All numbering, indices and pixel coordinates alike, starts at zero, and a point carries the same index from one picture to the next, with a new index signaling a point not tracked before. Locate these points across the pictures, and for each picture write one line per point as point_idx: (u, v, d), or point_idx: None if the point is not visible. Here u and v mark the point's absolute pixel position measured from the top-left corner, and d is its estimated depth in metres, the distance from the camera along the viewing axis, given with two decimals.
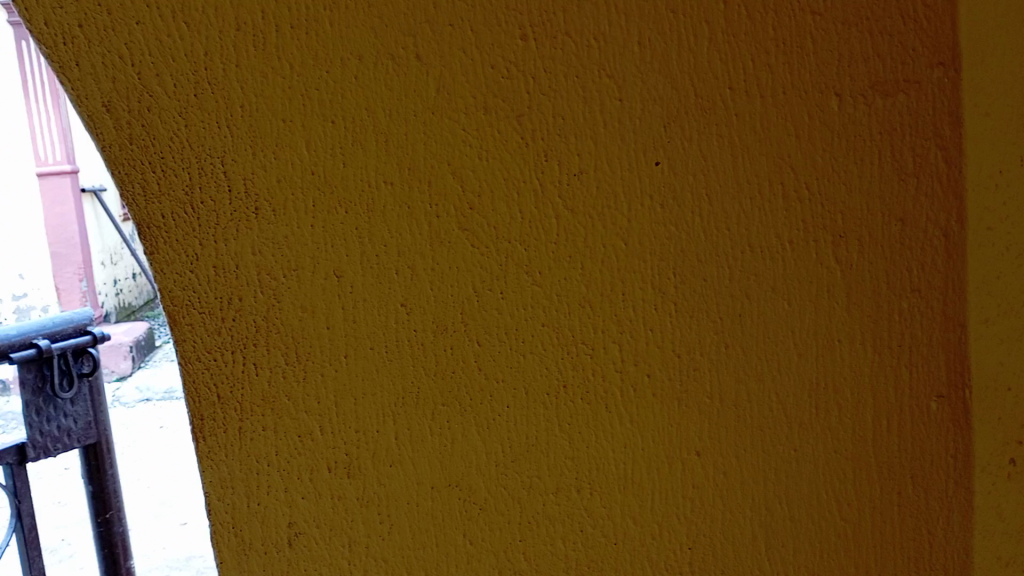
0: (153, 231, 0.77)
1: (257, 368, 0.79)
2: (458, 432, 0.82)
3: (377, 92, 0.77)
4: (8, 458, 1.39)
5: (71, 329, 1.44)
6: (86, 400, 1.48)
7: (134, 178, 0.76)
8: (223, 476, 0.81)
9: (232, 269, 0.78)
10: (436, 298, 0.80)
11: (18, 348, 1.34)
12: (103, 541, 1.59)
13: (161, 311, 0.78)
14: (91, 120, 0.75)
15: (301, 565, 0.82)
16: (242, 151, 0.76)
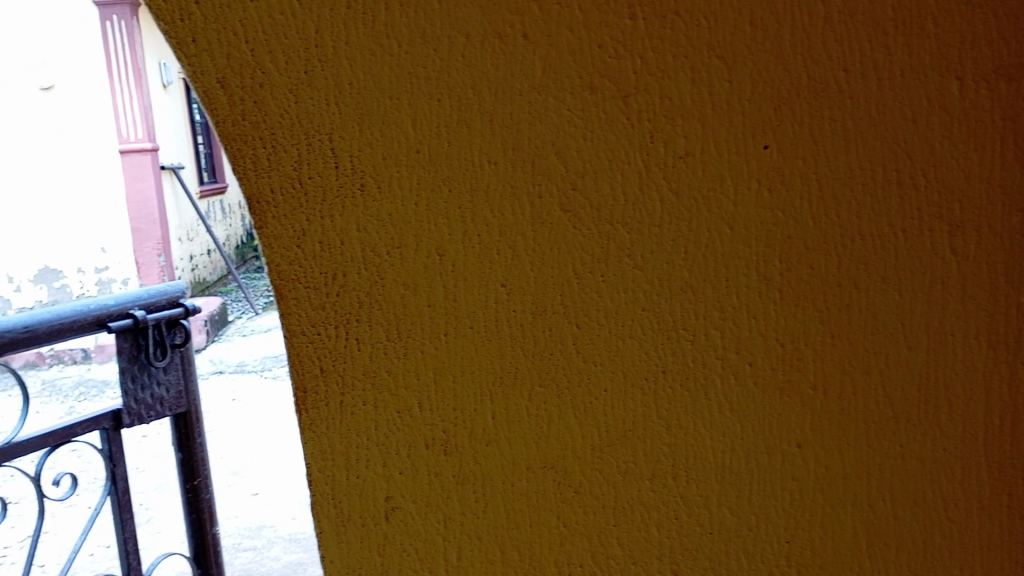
0: (264, 205, 0.78)
1: (360, 342, 0.80)
2: (555, 413, 0.82)
3: (481, 72, 0.76)
4: (104, 422, 1.44)
5: (165, 301, 1.48)
6: (178, 370, 1.53)
7: (245, 152, 0.77)
8: (324, 448, 0.81)
9: (337, 245, 0.78)
10: (537, 279, 0.80)
11: (115, 318, 1.39)
12: (190, 508, 1.62)
13: (269, 284, 0.79)
14: (202, 93, 0.75)
15: (397, 539, 0.83)
16: (350, 130, 0.76)
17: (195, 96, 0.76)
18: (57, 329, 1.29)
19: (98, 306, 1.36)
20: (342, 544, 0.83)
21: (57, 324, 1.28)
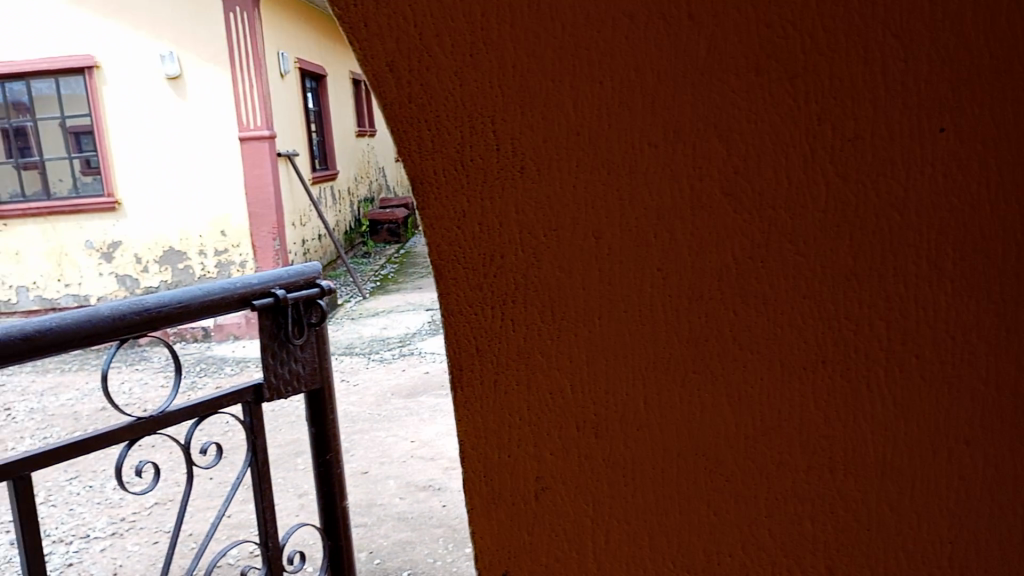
0: (426, 187, 0.78)
1: (514, 324, 0.81)
2: (707, 400, 0.81)
3: (644, 53, 0.74)
4: (247, 397, 1.50)
5: (303, 281, 1.54)
6: (314, 348, 1.59)
7: (410, 135, 0.77)
8: (478, 426, 0.83)
9: (496, 227, 0.79)
10: (695, 265, 0.78)
11: (258, 296, 1.47)
12: (323, 481, 1.68)
13: (429, 265, 0.80)
14: (372, 76, 0.76)
15: (547, 520, 0.84)
16: (511, 113, 0.76)
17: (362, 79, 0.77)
18: (206, 306, 1.39)
19: (243, 284, 1.45)
20: (493, 522, 0.85)
21: (207, 299, 1.39)
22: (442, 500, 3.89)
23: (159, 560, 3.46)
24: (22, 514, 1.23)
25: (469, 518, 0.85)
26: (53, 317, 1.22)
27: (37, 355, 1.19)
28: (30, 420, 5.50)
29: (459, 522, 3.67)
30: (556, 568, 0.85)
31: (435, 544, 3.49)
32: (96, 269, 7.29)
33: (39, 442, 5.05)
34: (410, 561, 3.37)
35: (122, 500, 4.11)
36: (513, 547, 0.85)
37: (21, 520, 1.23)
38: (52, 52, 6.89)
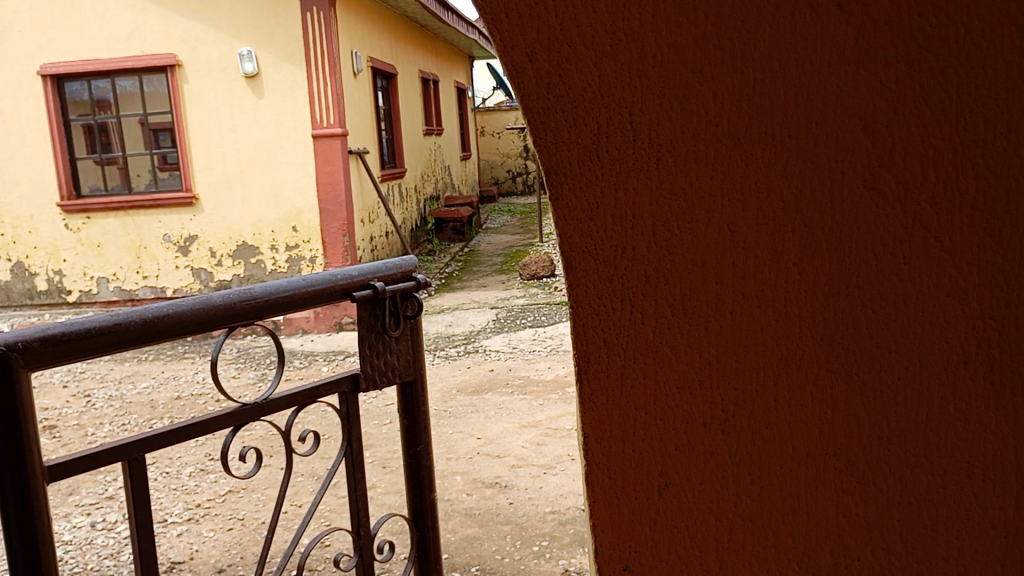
0: (560, 177, 0.79)
1: (643, 317, 0.80)
2: (841, 399, 0.79)
3: (789, 43, 0.74)
4: (345, 385, 1.53)
5: (400, 273, 1.57)
6: (410, 341, 1.60)
7: (547, 125, 0.78)
8: (601, 421, 0.82)
9: (629, 219, 0.79)
10: (830, 260, 0.77)
11: (358, 288, 1.50)
12: (413, 474, 1.66)
13: (559, 254, 0.80)
14: (510, 65, 0.76)
15: (669, 516, 0.83)
16: (648, 103, 0.76)
17: (501, 70, 0.77)
18: (308, 297, 1.43)
19: (344, 275, 1.49)
20: (613, 521, 0.84)
21: (310, 289, 1.43)
22: (508, 497, 3.87)
23: (234, 546, 3.54)
24: (136, 493, 1.27)
25: (589, 515, 0.84)
26: (167, 305, 1.28)
27: (152, 339, 1.25)
28: (109, 407, 5.67)
29: (526, 520, 3.64)
30: (679, 566, 0.84)
31: (503, 541, 3.45)
32: (173, 262, 7.45)
33: (119, 429, 5.19)
34: (477, 557, 3.34)
35: (197, 487, 4.21)
36: (635, 547, 0.84)
37: (134, 499, 1.27)
38: (137, 52, 7.11)
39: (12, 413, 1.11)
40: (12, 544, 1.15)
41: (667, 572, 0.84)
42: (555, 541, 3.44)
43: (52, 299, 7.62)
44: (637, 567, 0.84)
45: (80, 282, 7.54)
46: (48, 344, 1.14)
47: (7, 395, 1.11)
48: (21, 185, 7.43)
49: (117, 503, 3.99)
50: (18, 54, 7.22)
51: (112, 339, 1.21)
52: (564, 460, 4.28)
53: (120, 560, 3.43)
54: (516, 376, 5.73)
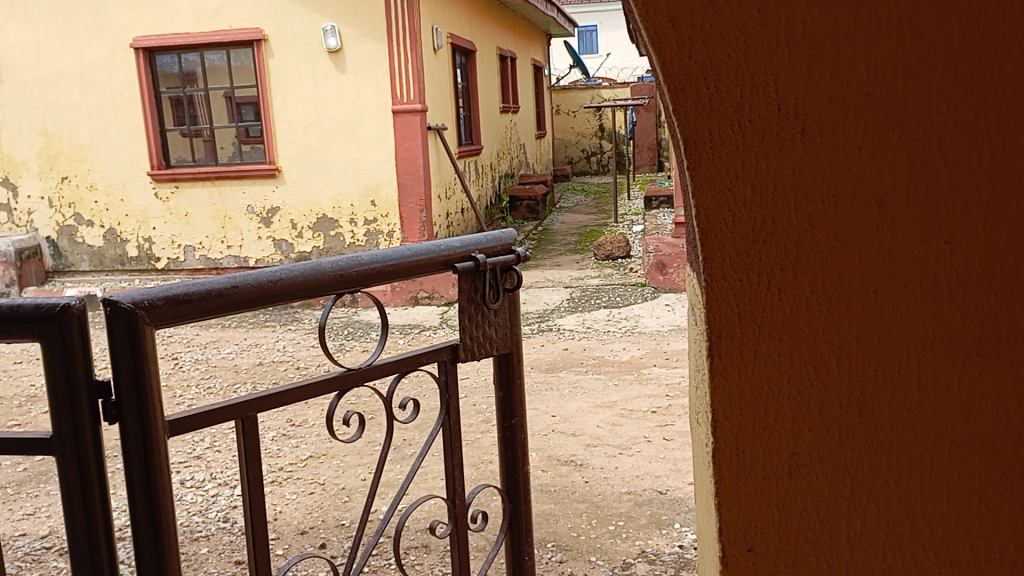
0: (698, 147, 0.76)
1: (781, 293, 0.78)
2: (988, 385, 0.77)
3: (950, 12, 0.71)
4: (444, 355, 1.54)
5: (500, 247, 1.57)
6: (508, 314, 1.61)
7: (686, 92, 0.75)
8: (732, 396, 0.81)
9: (770, 191, 0.76)
10: (985, 239, 0.75)
11: (460, 260, 1.51)
12: (508, 445, 1.66)
13: (695, 227, 0.78)
14: (652, 30, 0.74)
15: (798, 497, 0.82)
16: (797, 71, 0.73)
17: (641, 36, 0.75)
18: (412, 267, 1.45)
19: (447, 246, 1.50)
20: (738, 500, 0.83)
21: (413, 259, 1.44)
22: (584, 476, 3.87)
23: (316, 509, 3.63)
24: (248, 450, 1.32)
25: (714, 493, 0.83)
26: (280, 269, 1.31)
27: (265, 302, 1.29)
28: (195, 371, 5.87)
29: (602, 499, 3.63)
30: (807, 551, 0.83)
31: (579, 519, 3.46)
32: (256, 233, 7.64)
33: (205, 393, 5.36)
34: (553, 533, 3.36)
35: (279, 451, 4.33)
36: (761, 528, 0.83)
37: (245, 455, 1.32)
38: (225, 26, 7.24)
39: (137, 372, 1.18)
40: (134, 497, 1.21)
41: (794, 553, 0.83)
42: (631, 522, 3.43)
43: (142, 266, 7.88)
44: (762, 549, 0.83)
45: (168, 249, 7.78)
46: (171, 303, 1.20)
47: (133, 352, 1.17)
48: (113, 155, 7.65)
49: (205, 463, 4.14)
50: (112, 26, 7.40)
51: (228, 301, 1.25)
52: (640, 441, 4.25)
53: (208, 517, 3.55)
54: (590, 356, 5.71)
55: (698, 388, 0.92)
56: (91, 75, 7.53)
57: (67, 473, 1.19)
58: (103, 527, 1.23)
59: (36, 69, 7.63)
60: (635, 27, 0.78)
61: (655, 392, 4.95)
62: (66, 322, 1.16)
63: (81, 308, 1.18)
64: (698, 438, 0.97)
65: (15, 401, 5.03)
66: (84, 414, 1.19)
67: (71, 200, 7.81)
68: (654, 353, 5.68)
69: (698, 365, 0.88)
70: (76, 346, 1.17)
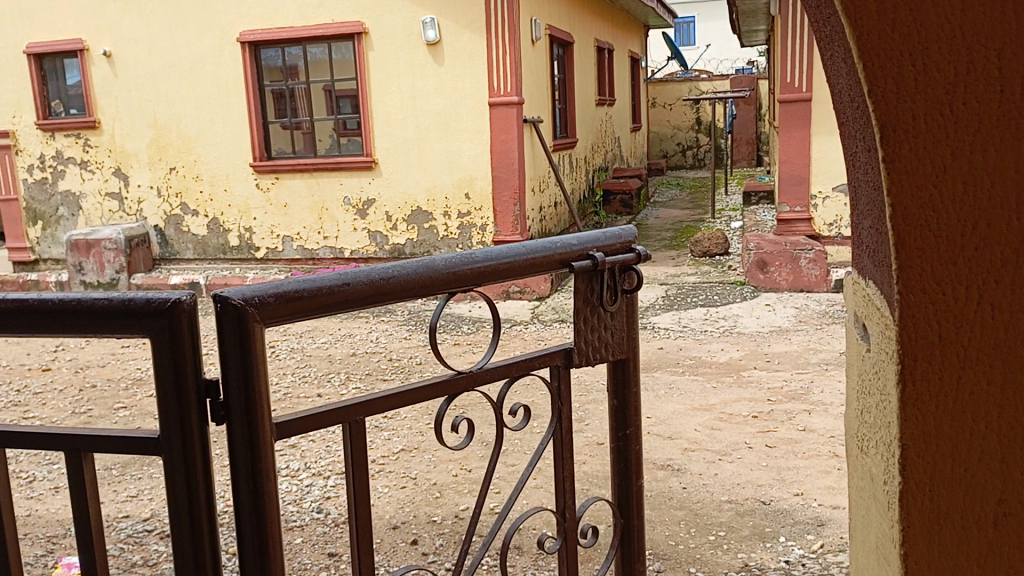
0: (901, 132, 0.87)
1: (993, 310, 0.88)
2: None
3: None
4: (557, 360, 1.45)
5: (620, 244, 1.47)
6: (624, 317, 1.50)
7: (890, 71, 0.86)
8: (932, 395, 0.91)
9: (980, 191, 0.86)
10: None
11: (578, 258, 1.42)
12: (622, 455, 1.55)
13: (893, 217, 0.89)
14: (858, 13, 0.85)
15: (996, 509, 0.92)
16: (1017, 63, 0.84)
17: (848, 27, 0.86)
18: (527, 265, 1.37)
19: (564, 244, 1.40)
20: (925, 513, 0.93)
21: (529, 257, 1.37)
22: (682, 481, 3.72)
23: (407, 504, 3.61)
24: (355, 458, 1.27)
25: (902, 499, 0.93)
26: (393, 265, 1.25)
27: (376, 300, 1.22)
28: (291, 359, 5.96)
29: (702, 507, 3.48)
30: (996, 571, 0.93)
31: (677, 527, 3.32)
32: (352, 224, 7.72)
33: (300, 381, 5.43)
34: (650, 540, 3.23)
35: (371, 444, 4.33)
36: (954, 521, 0.93)
37: (352, 462, 1.27)
38: (327, 20, 7.33)
39: (245, 371, 1.14)
40: (239, 501, 1.17)
41: (981, 562, 0.93)
42: (732, 532, 3.27)
43: (243, 255, 8.08)
44: (954, 544, 0.93)
45: (268, 239, 7.96)
46: (281, 301, 1.15)
47: (241, 349, 1.13)
48: (218, 146, 7.86)
49: (300, 453, 4.17)
50: (219, 20, 7.59)
51: (339, 298, 1.19)
52: (740, 448, 4.07)
53: (303, 507, 3.56)
54: (688, 356, 5.53)
55: (870, 399, 1.03)
56: (199, 68, 7.75)
57: (174, 474, 1.16)
58: (207, 532, 1.19)
59: (148, 63, 7.90)
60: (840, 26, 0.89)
61: (756, 396, 4.74)
62: (177, 317, 1.12)
63: (191, 302, 1.14)
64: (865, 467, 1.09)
65: (122, 385, 5.21)
66: (192, 413, 1.15)
67: (179, 190, 8.07)
68: (755, 355, 5.45)
69: (877, 373, 0.98)
70: (186, 342, 1.13)
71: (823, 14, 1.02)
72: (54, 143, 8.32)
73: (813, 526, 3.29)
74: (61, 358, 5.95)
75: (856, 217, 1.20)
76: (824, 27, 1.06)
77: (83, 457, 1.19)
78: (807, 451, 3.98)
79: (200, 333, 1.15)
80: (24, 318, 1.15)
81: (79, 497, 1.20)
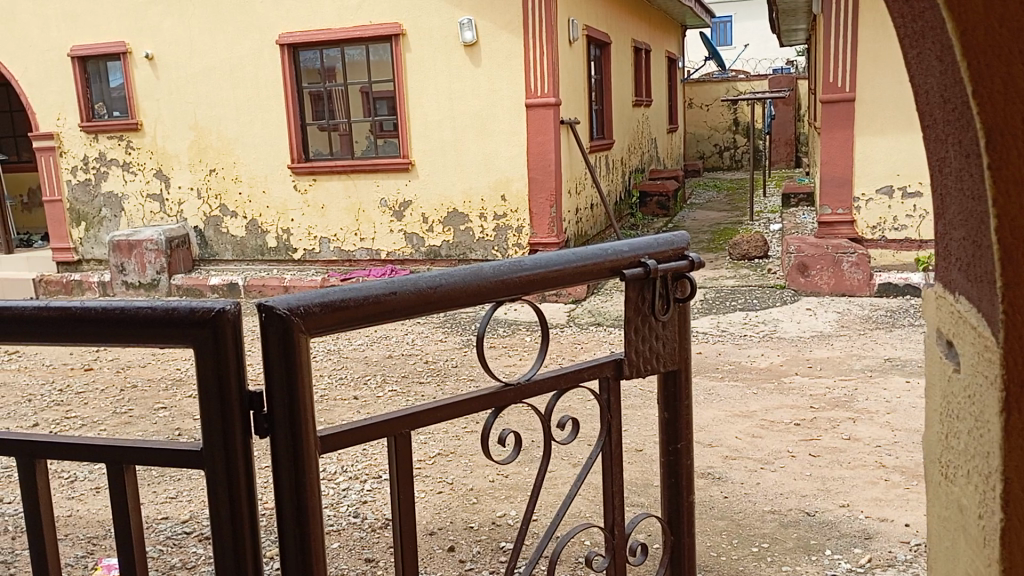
0: (1005, 137, 0.90)
1: None
2: None
3: None
4: (607, 371, 1.41)
5: (672, 251, 1.43)
6: (676, 326, 1.46)
7: (994, 71, 0.89)
8: None
9: None
10: None
11: (628, 266, 1.38)
12: (671, 470, 1.51)
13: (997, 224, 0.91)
14: (966, 15, 0.87)
15: None
16: None
17: (953, 33, 0.89)
18: (578, 272, 1.33)
19: (614, 251, 1.37)
20: None
21: (580, 265, 1.33)
22: (723, 490, 3.65)
23: (444, 509, 3.58)
24: (400, 472, 1.24)
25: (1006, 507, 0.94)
26: (441, 273, 1.22)
27: (426, 310, 1.20)
28: (328, 361, 5.99)
29: (744, 517, 3.41)
30: None
31: (719, 537, 3.25)
32: (388, 226, 7.74)
33: (337, 383, 5.44)
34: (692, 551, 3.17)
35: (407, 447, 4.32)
36: None
37: (397, 476, 1.24)
38: (365, 22, 7.35)
39: (290, 384, 1.12)
40: (283, 516, 1.15)
41: None
42: (776, 544, 3.20)
43: (280, 256, 8.14)
44: None
45: (305, 241, 8.02)
46: (328, 310, 1.12)
47: (286, 361, 1.11)
48: (256, 148, 7.92)
49: (335, 457, 4.16)
50: (258, 23, 7.65)
51: (387, 308, 1.16)
52: (783, 456, 3.98)
53: (340, 512, 3.55)
54: (727, 361, 5.44)
55: (960, 422, 1.05)
56: (239, 71, 7.82)
57: (216, 488, 1.14)
58: (251, 548, 1.17)
59: (189, 65, 7.98)
60: (941, 30, 0.92)
61: (798, 403, 4.65)
62: (221, 327, 1.11)
63: (236, 312, 1.12)
64: (950, 494, 1.12)
65: (162, 385, 5.26)
66: (236, 424, 1.13)
67: (218, 192, 8.15)
68: (796, 360, 5.35)
69: (975, 383, 1.00)
70: (230, 353, 1.11)
71: (913, 31, 1.05)
72: (97, 145, 8.44)
73: (860, 539, 3.21)
74: (104, 358, 6.04)
75: (941, 227, 1.17)
76: (910, 48, 1.09)
77: (125, 469, 1.20)
78: (852, 461, 3.89)
79: (244, 344, 1.13)
80: (69, 327, 1.14)
81: (122, 509, 1.21)
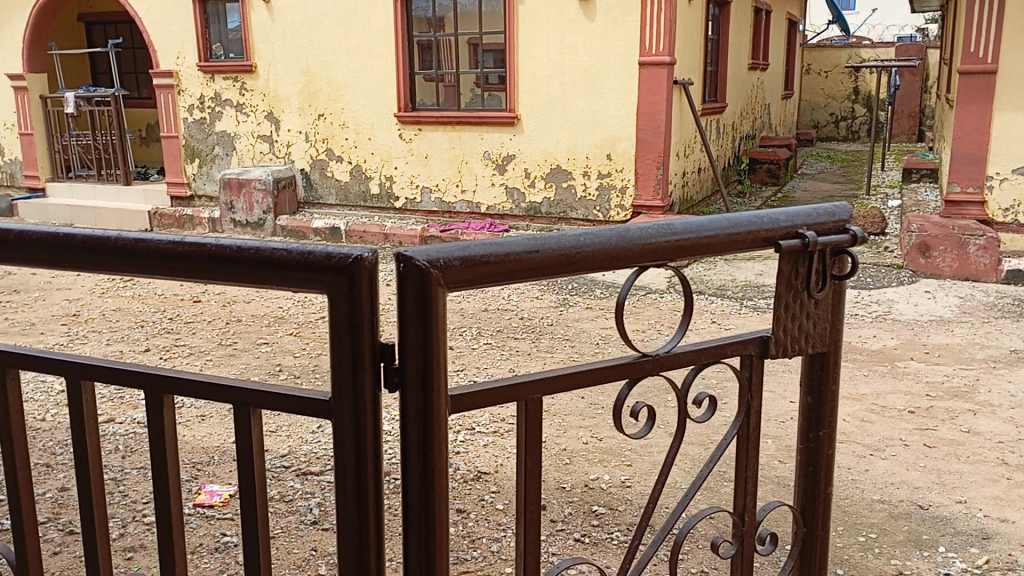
0: None
1: None
2: None
3: None
4: (751, 348, 1.31)
5: (833, 224, 1.31)
6: (829, 305, 1.34)
7: None
8: None
9: None
10: None
11: (784, 236, 1.27)
12: (810, 458, 1.41)
13: None
14: None
15: None
16: None
17: None
18: (730, 240, 1.23)
19: (770, 219, 1.26)
20: None
21: (731, 232, 1.23)
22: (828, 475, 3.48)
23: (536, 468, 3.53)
24: (528, 438, 1.18)
25: None
26: (585, 233, 1.14)
27: (567, 271, 1.13)
28: None
29: (850, 505, 3.24)
30: None
31: None
32: (490, 179, 7.67)
33: None
34: None
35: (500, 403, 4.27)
36: None
37: (524, 442, 1.18)
38: None
39: (424, 340, 1.07)
40: (408, 474, 1.11)
41: None
42: (885, 536, 3.02)
43: (382, 203, 8.20)
44: None
45: (407, 190, 8.04)
46: (467, 264, 1.06)
47: (422, 314, 1.05)
48: (364, 95, 7.95)
49: None
50: None
51: (527, 265, 1.09)
52: (894, 444, 3.77)
53: None
54: None
55: None
56: (351, 17, 7.83)
57: (343, 441, 1.12)
58: (374, 504, 1.14)
59: (303, 10, 8.04)
60: None
61: (912, 390, 4.40)
62: (357, 276, 1.06)
63: (373, 260, 1.07)
64: None
65: (265, 321, 5.38)
66: (366, 376, 1.10)
67: (325, 136, 8.24)
68: (912, 345, 5.06)
69: None
70: (365, 303, 1.07)
71: None
72: (213, 85, 8.64)
73: (976, 539, 3.00)
74: (211, 292, 6.21)
75: None
76: None
77: (251, 412, 1.18)
78: (971, 456, 3.64)
79: (380, 295, 1.08)
80: (204, 263, 1.12)
81: (245, 450, 1.20)
